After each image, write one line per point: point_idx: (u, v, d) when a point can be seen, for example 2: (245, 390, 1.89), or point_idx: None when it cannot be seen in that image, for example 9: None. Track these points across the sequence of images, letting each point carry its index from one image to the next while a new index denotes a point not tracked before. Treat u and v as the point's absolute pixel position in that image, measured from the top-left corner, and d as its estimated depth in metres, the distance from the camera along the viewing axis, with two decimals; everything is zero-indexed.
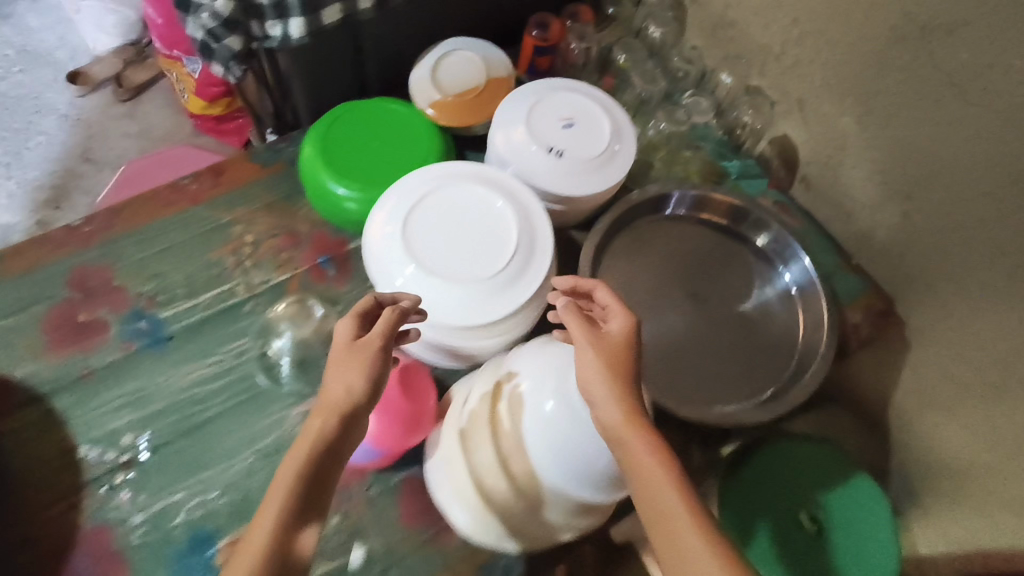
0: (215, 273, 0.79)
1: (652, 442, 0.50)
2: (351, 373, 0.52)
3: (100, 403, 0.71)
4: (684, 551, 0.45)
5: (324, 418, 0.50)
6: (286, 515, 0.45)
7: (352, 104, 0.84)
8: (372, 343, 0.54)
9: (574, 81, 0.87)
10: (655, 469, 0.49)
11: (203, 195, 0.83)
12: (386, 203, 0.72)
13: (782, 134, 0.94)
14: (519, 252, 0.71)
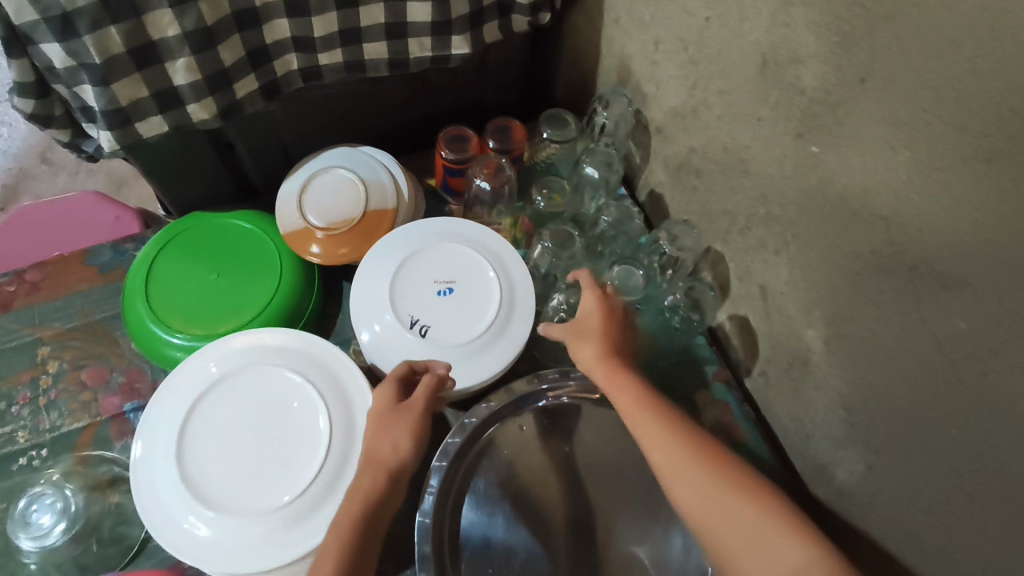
0: (0, 409, 0.66)
1: (625, 382, 0.58)
2: (401, 427, 0.55)
3: None
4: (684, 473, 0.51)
5: (369, 476, 0.53)
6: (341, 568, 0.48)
7: (208, 222, 0.72)
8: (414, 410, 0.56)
9: (475, 228, 0.70)
10: (638, 412, 0.56)
11: (17, 301, 0.71)
12: (188, 371, 0.60)
13: (741, 316, 0.73)
14: (317, 479, 0.55)
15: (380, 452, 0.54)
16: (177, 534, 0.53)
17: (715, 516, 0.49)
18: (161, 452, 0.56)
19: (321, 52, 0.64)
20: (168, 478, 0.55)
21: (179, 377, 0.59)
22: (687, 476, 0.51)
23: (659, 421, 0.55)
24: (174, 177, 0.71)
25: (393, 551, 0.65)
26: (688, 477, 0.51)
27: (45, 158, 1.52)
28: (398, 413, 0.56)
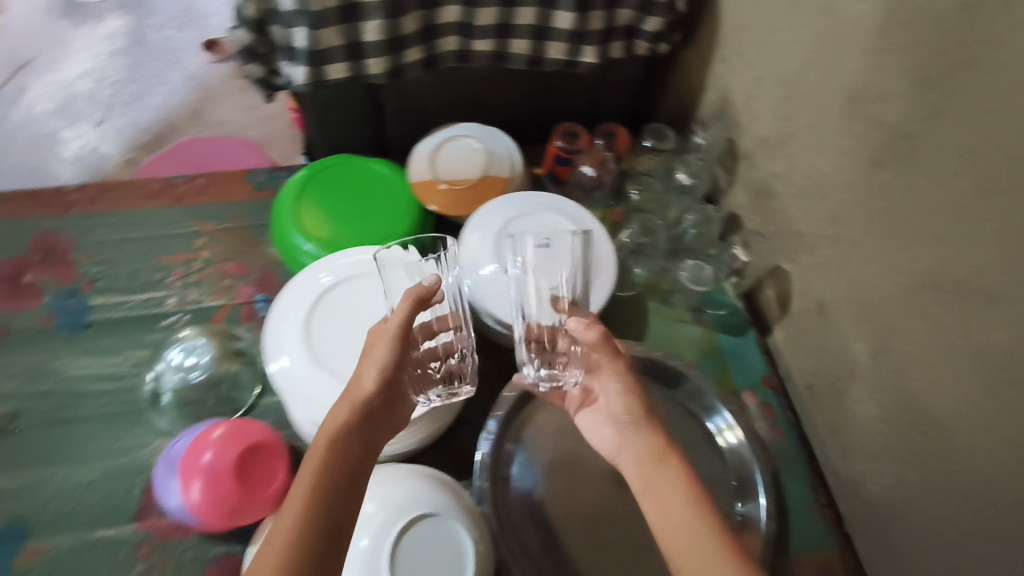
0: (157, 278, 0.80)
1: (652, 457, 0.51)
2: (377, 351, 0.53)
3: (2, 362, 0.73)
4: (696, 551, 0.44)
5: (346, 407, 0.51)
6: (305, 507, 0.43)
7: (348, 159, 0.86)
8: (393, 330, 0.54)
9: (572, 204, 0.81)
10: (662, 487, 0.48)
11: (188, 197, 0.86)
12: (323, 267, 0.70)
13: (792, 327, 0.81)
14: None
15: (354, 382, 0.52)
16: (293, 393, 0.63)
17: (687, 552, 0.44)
18: (298, 352, 0.65)
19: (477, 38, 0.78)
20: (306, 375, 0.64)
21: (313, 271, 0.70)
22: (660, 508, 0.47)
23: (664, 469, 0.50)
24: (335, 121, 0.86)
25: (451, 463, 0.74)
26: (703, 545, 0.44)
27: (191, 119, 1.77)
28: (374, 337, 0.55)
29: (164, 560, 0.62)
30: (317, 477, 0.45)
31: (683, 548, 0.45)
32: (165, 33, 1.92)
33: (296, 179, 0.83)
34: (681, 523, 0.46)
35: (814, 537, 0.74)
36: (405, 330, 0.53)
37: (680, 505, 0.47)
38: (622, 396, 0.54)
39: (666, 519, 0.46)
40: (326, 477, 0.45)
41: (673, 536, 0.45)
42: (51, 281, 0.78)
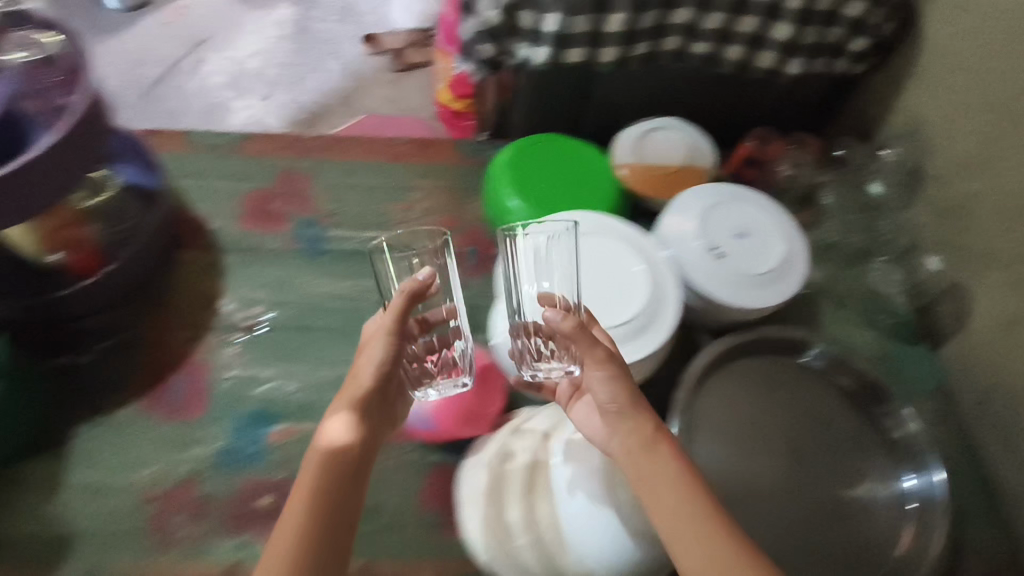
0: (381, 221, 0.89)
1: (648, 442, 0.53)
2: (374, 348, 0.57)
3: (254, 274, 0.83)
4: (687, 542, 0.48)
5: (346, 400, 0.56)
6: (307, 508, 0.48)
7: (557, 137, 0.90)
8: (388, 326, 0.57)
9: (766, 196, 0.85)
10: (654, 470, 0.52)
11: (402, 156, 0.95)
12: None
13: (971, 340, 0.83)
14: (628, 323, 0.73)
15: (353, 379, 0.56)
16: None
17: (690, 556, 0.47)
18: None
19: (697, 40, 0.85)
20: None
21: None
22: (665, 513, 0.50)
23: (665, 461, 0.52)
24: (548, 100, 0.95)
25: None
26: (714, 543, 0.47)
27: (348, 102, 1.92)
28: (370, 336, 0.59)
29: (391, 457, 0.72)
30: (319, 479, 0.50)
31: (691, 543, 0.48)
32: (328, 23, 2.09)
33: (508, 149, 0.90)
34: (692, 525, 0.48)
35: (976, 541, 0.77)
36: (396, 324, 0.57)
37: (676, 493, 0.50)
38: (610, 384, 0.55)
39: (672, 519, 0.49)
40: (330, 472, 0.50)
41: (677, 542, 0.48)
42: (294, 212, 0.88)
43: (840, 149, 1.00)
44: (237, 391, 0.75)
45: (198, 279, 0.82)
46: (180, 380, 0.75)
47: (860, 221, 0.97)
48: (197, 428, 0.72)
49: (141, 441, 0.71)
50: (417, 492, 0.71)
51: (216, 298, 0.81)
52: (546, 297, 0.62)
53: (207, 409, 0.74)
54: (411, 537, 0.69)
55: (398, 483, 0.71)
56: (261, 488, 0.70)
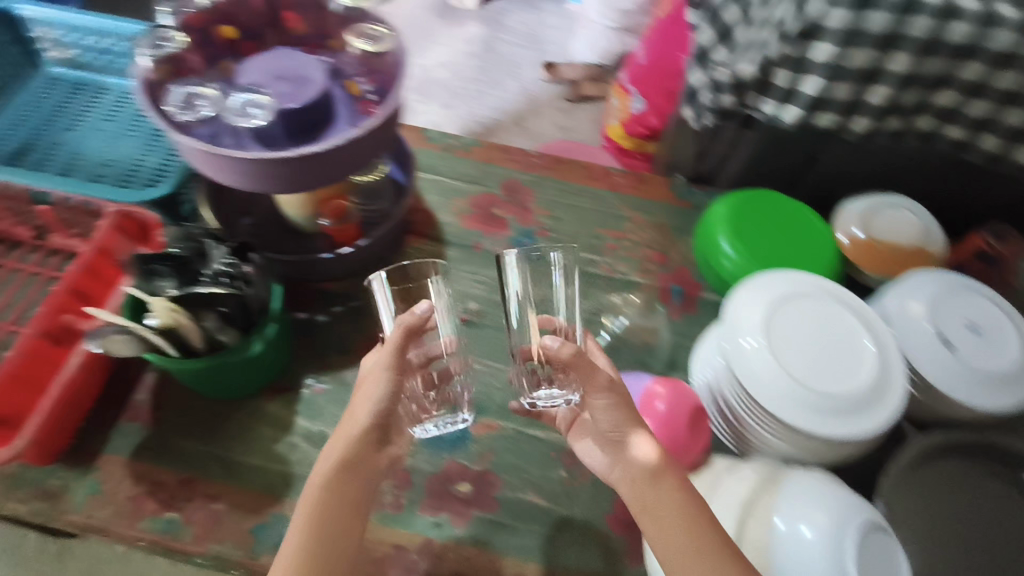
0: (595, 244, 0.92)
1: (648, 466, 0.58)
2: (375, 386, 0.59)
3: (472, 271, 0.88)
4: (687, 554, 0.53)
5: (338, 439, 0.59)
6: (311, 527, 0.55)
7: (776, 196, 0.92)
8: (388, 363, 0.59)
9: (996, 296, 0.83)
10: (657, 489, 0.57)
11: (621, 189, 1.00)
12: (780, 275, 0.77)
13: None
14: (857, 396, 0.69)
15: (349, 420, 0.59)
16: (747, 375, 0.71)
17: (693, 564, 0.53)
18: (757, 341, 0.72)
19: (957, 124, 0.82)
20: (758, 363, 0.71)
21: (772, 276, 0.77)
22: (659, 536, 0.55)
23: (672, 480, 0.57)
24: (774, 155, 0.96)
25: None
26: (710, 557, 0.53)
27: (520, 123, 2.02)
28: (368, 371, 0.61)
29: (583, 473, 0.73)
30: (323, 501, 0.56)
31: (682, 559, 0.53)
32: (513, 48, 2.21)
33: (727, 199, 0.92)
34: (683, 547, 0.54)
35: None
36: (395, 365, 0.59)
37: (680, 507, 0.55)
38: (613, 411, 0.59)
39: (675, 539, 0.54)
40: (321, 514, 0.55)
41: (677, 560, 0.54)
42: (515, 220, 0.93)
43: None
44: None
45: (423, 263, 0.87)
46: None
47: None
48: None
49: None
50: (605, 512, 0.72)
51: None
52: (547, 320, 0.64)
53: None
54: (595, 557, 0.69)
55: (587, 501, 0.72)
56: (460, 472, 0.73)
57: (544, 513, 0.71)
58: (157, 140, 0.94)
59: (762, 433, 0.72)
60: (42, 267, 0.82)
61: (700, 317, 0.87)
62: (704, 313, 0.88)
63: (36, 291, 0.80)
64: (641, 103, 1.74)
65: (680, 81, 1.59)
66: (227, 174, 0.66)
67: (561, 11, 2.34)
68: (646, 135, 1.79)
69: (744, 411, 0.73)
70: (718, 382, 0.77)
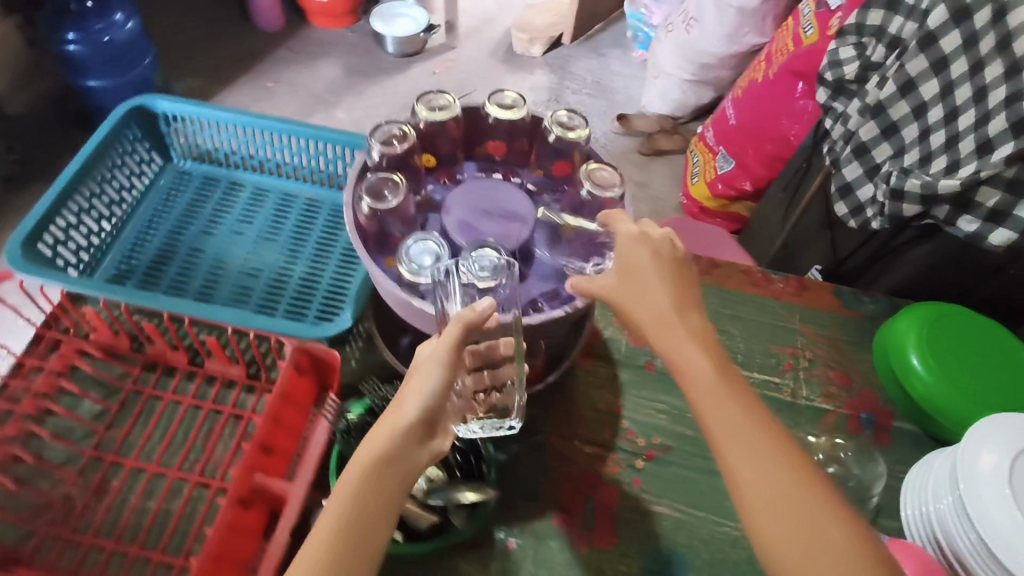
0: (772, 362, 0.86)
1: (717, 375, 0.51)
2: (425, 379, 0.50)
3: (649, 395, 0.82)
4: (769, 480, 0.47)
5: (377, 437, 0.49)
6: (344, 520, 0.45)
7: (961, 310, 0.87)
8: (440, 356, 0.51)
9: None
10: (727, 397, 0.50)
11: (785, 296, 0.93)
12: (1013, 419, 0.72)
13: None
14: None
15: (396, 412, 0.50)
16: (994, 536, 0.65)
17: (780, 502, 0.46)
18: (1003, 496, 0.66)
19: None
20: (1000, 512, 0.65)
21: (1006, 419, 0.72)
22: (741, 465, 0.48)
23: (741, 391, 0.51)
24: (955, 262, 0.92)
25: None
26: (796, 500, 0.46)
27: None
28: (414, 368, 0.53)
29: None
30: (360, 493, 0.46)
31: (768, 510, 0.46)
32: (578, 95, 2.14)
33: (908, 313, 0.87)
34: (761, 481, 0.47)
35: None
36: (451, 356, 0.51)
37: (750, 422, 0.49)
38: (670, 334, 0.53)
39: (752, 463, 0.47)
40: (352, 509, 0.45)
41: (752, 493, 0.47)
42: None
43: None
44: (646, 526, 0.72)
45: (598, 389, 0.82)
46: (589, 500, 0.73)
47: None
48: (609, 559, 0.70)
49: (558, 560, 0.69)
50: None
51: (617, 413, 0.80)
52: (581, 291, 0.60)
53: (619, 541, 0.71)
54: None
55: None
56: None
57: None
58: (298, 248, 0.89)
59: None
60: (200, 398, 0.75)
61: (896, 451, 0.82)
62: (898, 443, 0.83)
63: (196, 427, 0.73)
64: (730, 163, 1.63)
65: (784, 150, 1.48)
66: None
67: (625, 58, 2.29)
68: (731, 196, 1.66)
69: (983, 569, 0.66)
70: (944, 531, 0.71)
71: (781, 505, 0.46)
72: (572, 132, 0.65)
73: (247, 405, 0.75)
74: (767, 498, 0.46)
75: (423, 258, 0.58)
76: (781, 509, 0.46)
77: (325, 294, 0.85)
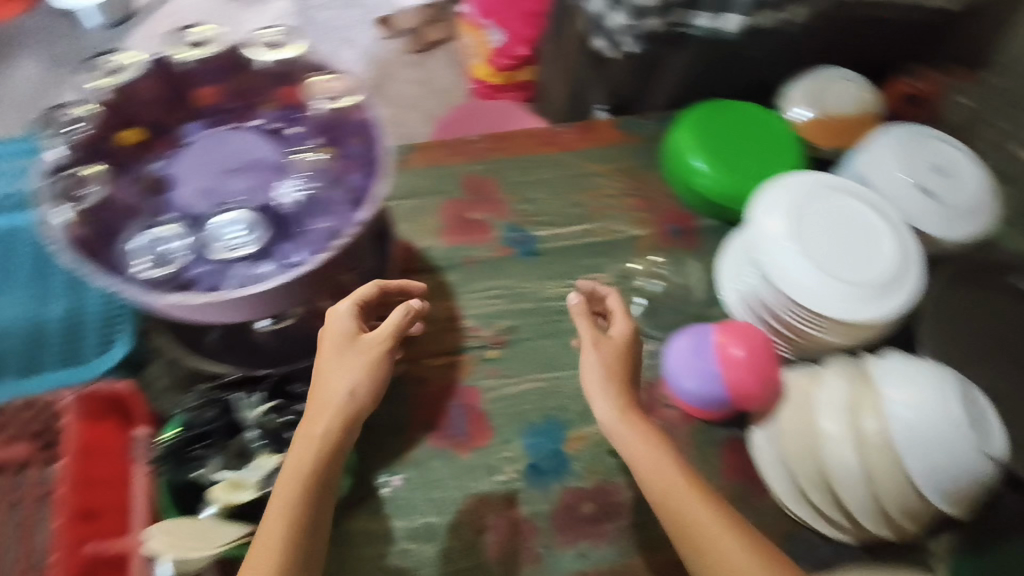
0: (578, 212, 0.89)
1: (646, 427, 0.63)
2: (349, 369, 0.60)
3: (479, 288, 0.81)
4: (677, 509, 0.57)
5: (322, 418, 0.58)
6: (303, 503, 0.54)
7: (725, 103, 0.93)
8: (375, 347, 0.62)
9: (940, 133, 0.90)
10: (642, 444, 0.61)
11: (573, 145, 0.95)
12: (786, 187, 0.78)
13: None
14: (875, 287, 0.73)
15: (333, 394, 0.59)
16: (801, 297, 0.73)
17: (655, 472, 0.59)
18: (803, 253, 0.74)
19: None
20: (796, 271, 0.73)
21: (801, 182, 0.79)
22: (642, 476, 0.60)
23: (638, 435, 0.62)
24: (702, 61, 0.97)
25: None
26: (675, 499, 0.57)
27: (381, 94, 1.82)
28: (347, 344, 0.61)
29: (681, 442, 0.75)
30: (302, 483, 0.55)
31: (686, 522, 0.56)
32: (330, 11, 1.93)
33: (679, 123, 0.91)
34: (656, 492, 0.58)
35: None
36: (385, 352, 0.62)
37: (667, 463, 0.60)
38: (355, 380, 0.60)
39: (645, 465, 0.60)
40: (306, 498, 0.55)
41: (658, 498, 0.58)
42: (493, 217, 0.87)
43: None
44: (516, 408, 0.74)
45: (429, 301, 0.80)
46: (457, 409, 0.74)
47: None
48: (492, 452, 0.71)
49: (446, 476, 0.70)
50: (718, 468, 0.75)
51: (456, 316, 0.79)
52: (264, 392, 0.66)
53: (497, 433, 0.73)
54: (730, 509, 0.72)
55: (698, 465, 0.74)
56: (580, 495, 0.70)
57: None
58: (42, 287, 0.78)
59: (821, 335, 0.75)
60: None
61: (704, 247, 0.89)
62: (706, 240, 0.89)
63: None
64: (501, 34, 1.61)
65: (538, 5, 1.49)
66: (235, 313, 0.55)
67: None
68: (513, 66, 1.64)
69: (800, 322, 0.75)
70: (753, 296, 0.79)
71: (687, 523, 0.56)
72: (279, 50, 0.61)
73: (47, 477, 0.64)
74: (675, 504, 0.57)
75: (165, 253, 0.55)
76: (694, 530, 0.55)
77: (95, 325, 0.76)
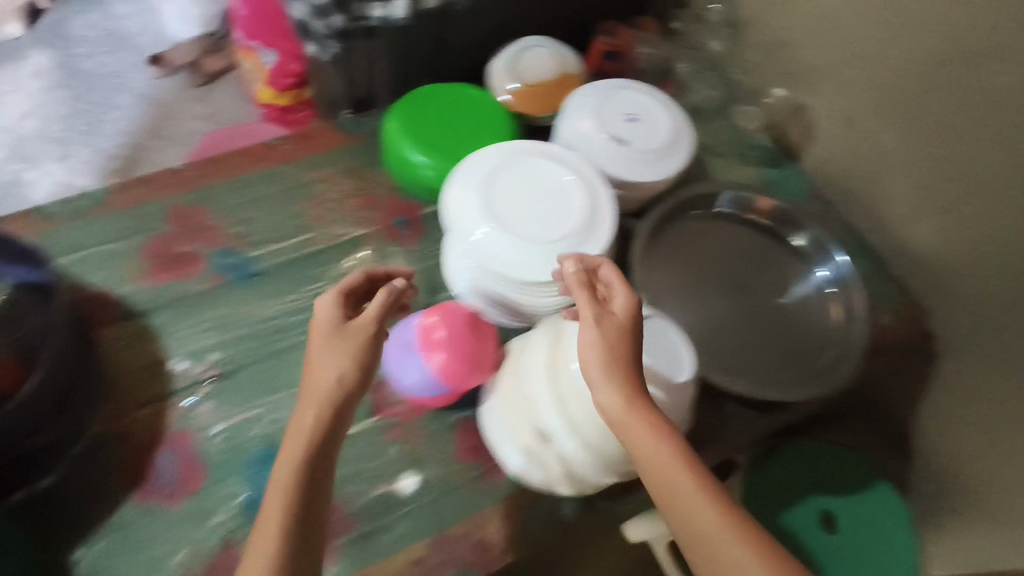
0: (297, 224, 0.86)
1: (647, 412, 0.54)
2: (329, 355, 0.54)
3: (188, 324, 0.77)
4: (673, 484, 0.51)
5: (312, 413, 0.51)
6: (285, 502, 0.48)
7: (438, 86, 0.91)
8: (367, 326, 0.56)
9: (638, 83, 0.93)
10: (626, 416, 0.53)
11: (291, 154, 0.90)
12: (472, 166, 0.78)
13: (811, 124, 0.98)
14: (572, 234, 0.74)
15: (319, 378, 0.53)
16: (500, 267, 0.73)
17: (640, 446, 0.52)
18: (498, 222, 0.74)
19: None
20: (491, 243, 0.73)
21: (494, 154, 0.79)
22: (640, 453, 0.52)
23: (621, 412, 0.54)
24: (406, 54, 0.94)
25: None
26: (661, 474, 0.51)
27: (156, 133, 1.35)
28: (342, 332, 0.55)
29: (415, 436, 0.74)
30: (294, 488, 0.49)
31: (676, 503, 0.51)
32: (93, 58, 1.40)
33: (393, 113, 0.89)
34: (642, 465, 0.52)
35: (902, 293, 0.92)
36: (377, 329, 0.56)
37: (641, 431, 0.53)
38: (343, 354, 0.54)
39: (634, 439, 0.53)
40: (295, 505, 0.48)
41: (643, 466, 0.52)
42: (203, 246, 0.82)
43: (672, 23, 1.10)
44: (235, 441, 0.71)
45: (129, 350, 0.74)
46: (165, 458, 0.69)
47: (710, 78, 1.06)
48: (209, 494, 0.68)
49: (159, 528, 0.66)
50: (452, 452, 0.73)
51: (162, 360, 0.74)
52: None
53: (212, 471, 0.69)
54: (469, 491, 0.72)
55: (433, 455, 0.73)
56: None
57: (402, 490, 0.70)
58: None
59: (530, 301, 0.76)
60: None
61: (431, 235, 0.88)
62: (432, 227, 0.89)
63: None
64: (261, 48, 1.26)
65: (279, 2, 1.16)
66: None
67: None
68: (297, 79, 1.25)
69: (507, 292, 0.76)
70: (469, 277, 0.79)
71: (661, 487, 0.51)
72: None
73: None
74: (668, 480, 0.51)
75: None
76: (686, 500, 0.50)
77: None
